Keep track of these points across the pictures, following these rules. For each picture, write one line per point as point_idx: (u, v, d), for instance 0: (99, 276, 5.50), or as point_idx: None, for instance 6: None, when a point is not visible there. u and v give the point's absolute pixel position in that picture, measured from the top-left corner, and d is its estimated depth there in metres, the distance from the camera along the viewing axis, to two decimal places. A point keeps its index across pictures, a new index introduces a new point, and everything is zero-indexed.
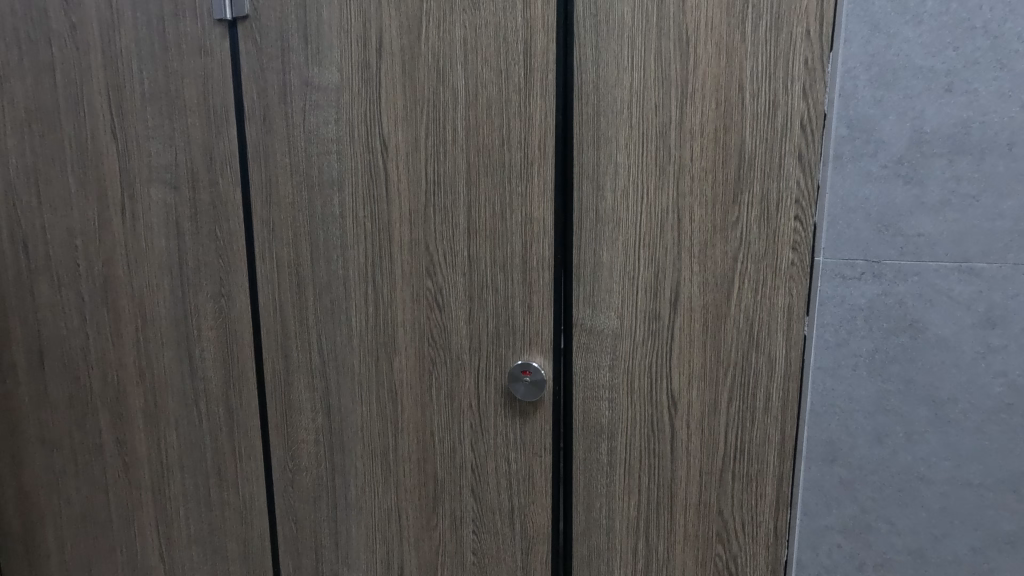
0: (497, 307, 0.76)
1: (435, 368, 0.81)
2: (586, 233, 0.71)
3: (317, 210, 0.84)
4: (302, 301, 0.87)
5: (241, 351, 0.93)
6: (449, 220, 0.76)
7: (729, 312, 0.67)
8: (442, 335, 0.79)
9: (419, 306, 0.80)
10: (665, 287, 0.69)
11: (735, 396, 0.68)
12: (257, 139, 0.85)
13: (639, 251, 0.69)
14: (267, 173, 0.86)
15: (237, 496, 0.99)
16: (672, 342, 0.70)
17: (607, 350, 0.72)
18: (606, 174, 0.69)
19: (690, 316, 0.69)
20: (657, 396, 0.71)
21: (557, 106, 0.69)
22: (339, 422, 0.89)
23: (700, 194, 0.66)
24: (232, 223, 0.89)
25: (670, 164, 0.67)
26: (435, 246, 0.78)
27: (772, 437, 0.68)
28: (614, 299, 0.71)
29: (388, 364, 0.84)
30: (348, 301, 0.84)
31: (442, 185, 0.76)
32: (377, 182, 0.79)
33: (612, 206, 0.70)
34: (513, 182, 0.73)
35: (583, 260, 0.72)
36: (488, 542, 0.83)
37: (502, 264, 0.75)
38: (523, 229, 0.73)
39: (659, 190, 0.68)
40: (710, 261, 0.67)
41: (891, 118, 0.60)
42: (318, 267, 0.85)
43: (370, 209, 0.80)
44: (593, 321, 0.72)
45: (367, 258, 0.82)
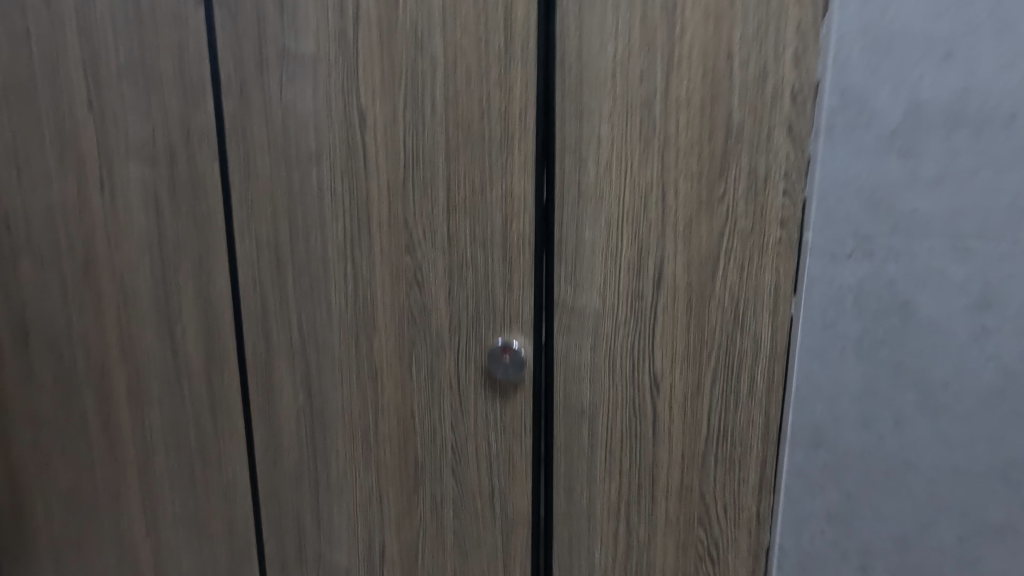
0: (477, 286, 0.74)
1: (415, 348, 0.79)
2: (568, 209, 0.69)
3: (295, 185, 0.81)
4: (281, 280, 0.85)
5: (222, 330, 0.92)
6: (429, 196, 0.74)
7: (713, 292, 0.65)
8: (422, 314, 0.78)
9: (398, 285, 0.78)
10: (649, 266, 0.67)
11: (719, 378, 0.66)
12: (234, 111, 0.83)
13: (622, 228, 0.67)
14: (245, 148, 0.83)
15: (221, 476, 0.98)
16: (655, 323, 0.68)
17: (588, 331, 0.70)
18: (588, 148, 0.67)
19: (674, 295, 0.66)
20: (639, 377, 0.69)
21: (539, 77, 0.67)
22: (320, 402, 0.88)
23: (685, 169, 0.64)
24: (210, 198, 0.87)
25: (654, 137, 0.64)
26: (414, 223, 0.76)
27: (756, 421, 0.65)
28: (596, 278, 0.69)
29: (368, 344, 0.82)
30: (327, 279, 0.83)
31: (421, 160, 0.74)
32: (356, 157, 0.77)
33: (595, 181, 0.67)
34: (493, 156, 0.70)
35: (564, 237, 0.69)
36: (469, 524, 0.82)
37: (482, 241, 0.73)
38: (503, 206, 0.71)
39: (643, 164, 0.65)
40: (695, 239, 0.64)
41: (886, 88, 0.58)
42: (297, 244, 0.83)
43: (349, 185, 0.78)
44: (575, 301, 0.70)
45: (346, 234, 0.80)
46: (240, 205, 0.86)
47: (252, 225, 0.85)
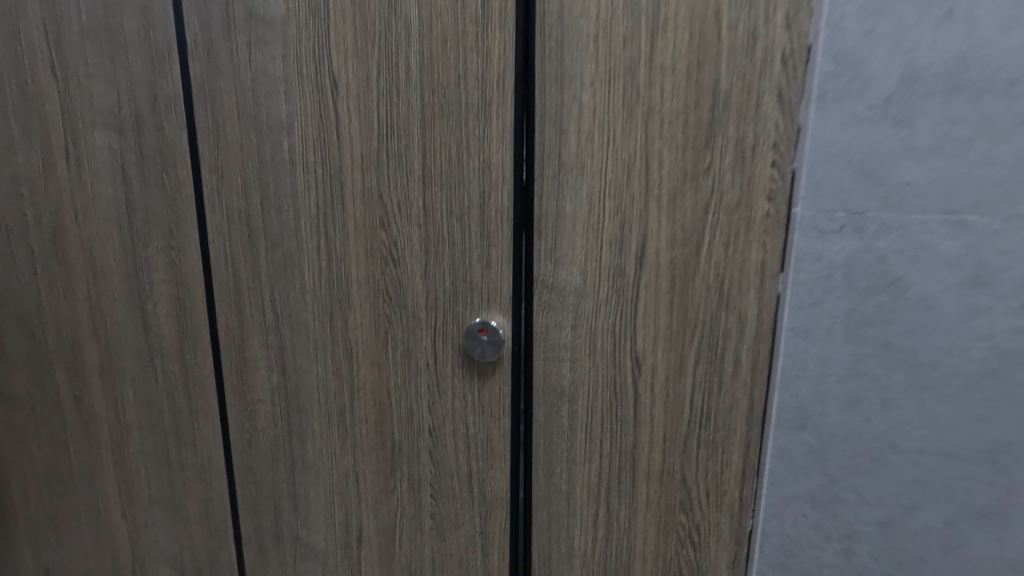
0: (454, 262, 0.71)
1: (392, 326, 0.76)
2: (548, 181, 0.66)
3: (267, 156, 0.78)
4: (254, 255, 0.82)
5: (194, 307, 0.89)
6: (404, 167, 0.71)
7: (698, 268, 0.62)
8: (398, 291, 0.75)
9: (373, 260, 0.75)
10: (631, 241, 0.64)
11: (702, 359, 0.64)
12: (202, 77, 0.79)
13: (604, 201, 0.64)
14: (214, 117, 0.80)
15: (197, 456, 0.96)
16: (637, 300, 0.65)
17: (568, 310, 0.68)
18: (569, 116, 0.63)
19: (657, 272, 0.63)
20: (621, 357, 0.67)
21: (518, 40, 0.63)
22: (295, 381, 0.85)
23: (670, 138, 0.60)
24: (179, 169, 0.84)
25: (638, 105, 0.61)
26: (389, 195, 0.72)
27: (741, 403, 0.63)
28: (576, 254, 0.66)
29: (343, 322, 0.79)
30: (300, 254, 0.80)
31: (395, 129, 0.70)
32: (328, 125, 0.74)
33: (576, 152, 0.64)
34: (470, 124, 0.67)
35: (544, 211, 0.66)
36: (447, 506, 0.80)
37: (459, 215, 0.70)
38: (480, 178, 0.68)
39: (627, 133, 0.62)
40: (680, 212, 0.61)
41: (880, 52, 0.54)
42: (269, 218, 0.80)
43: (322, 155, 0.75)
44: (555, 278, 0.67)
45: (319, 207, 0.77)
46: (210, 176, 0.82)
47: (223, 198, 0.82)
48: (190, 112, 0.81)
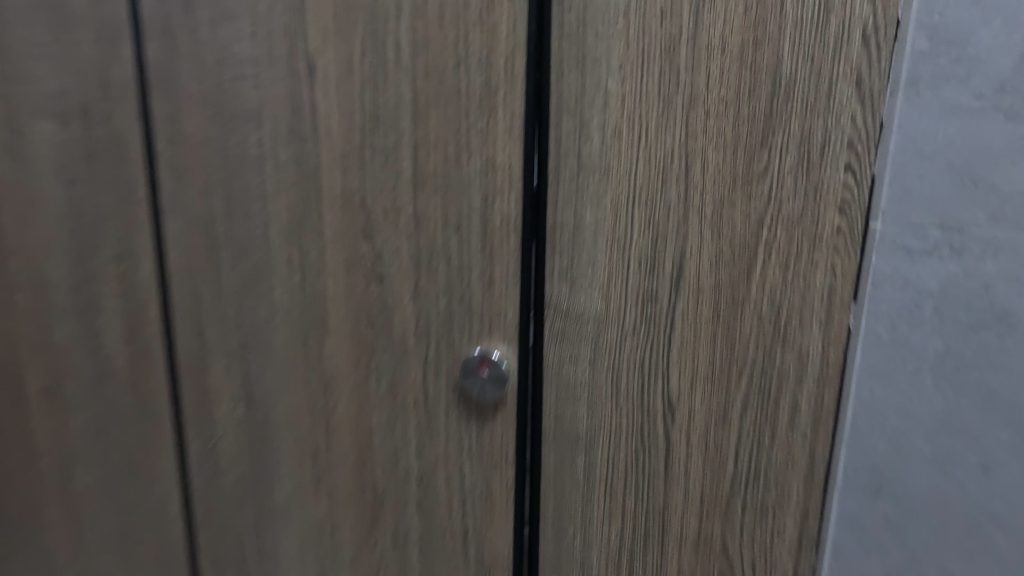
0: (450, 280, 0.60)
1: (375, 355, 0.65)
2: (565, 187, 0.54)
3: (231, 152, 0.66)
4: (216, 267, 0.71)
5: (149, 326, 0.77)
6: (392, 167, 0.59)
7: (748, 294, 0.51)
8: (383, 313, 0.63)
9: (354, 277, 0.64)
10: (666, 259, 0.52)
11: (751, 404, 0.52)
12: (158, 58, 0.67)
13: (633, 211, 0.53)
14: (170, 105, 0.68)
15: (151, 496, 0.83)
16: (671, 330, 0.54)
17: (586, 340, 0.56)
18: (591, 107, 0.52)
19: (697, 298, 0.52)
20: (651, 400, 0.56)
21: (529, 13, 0.52)
22: (263, 415, 0.73)
23: (717, 135, 0.49)
24: (132, 166, 0.72)
25: (677, 93, 0.49)
26: (373, 200, 0.61)
27: (798, 459, 0.53)
28: (598, 275, 0.55)
29: (318, 348, 0.68)
30: (270, 268, 0.68)
31: (382, 121, 0.59)
32: (303, 117, 0.62)
33: (599, 150, 0.53)
34: (471, 116, 0.56)
35: (559, 222, 0.55)
36: (437, 567, 0.68)
37: (455, 225, 0.58)
38: (483, 180, 0.56)
39: (662, 128, 0.51)
40: (727, 225, 0.50)
41: (992, 30, 0.52)
42: (234, 225, 0.68)
43: (295, 151, 0.63)
44: (571, 303, 0.56)
45: (292, 214, 0.65)
46: (166, 175, 0.70)
47: (181, 200, 0.70)
48: (144, 99, 0.69)
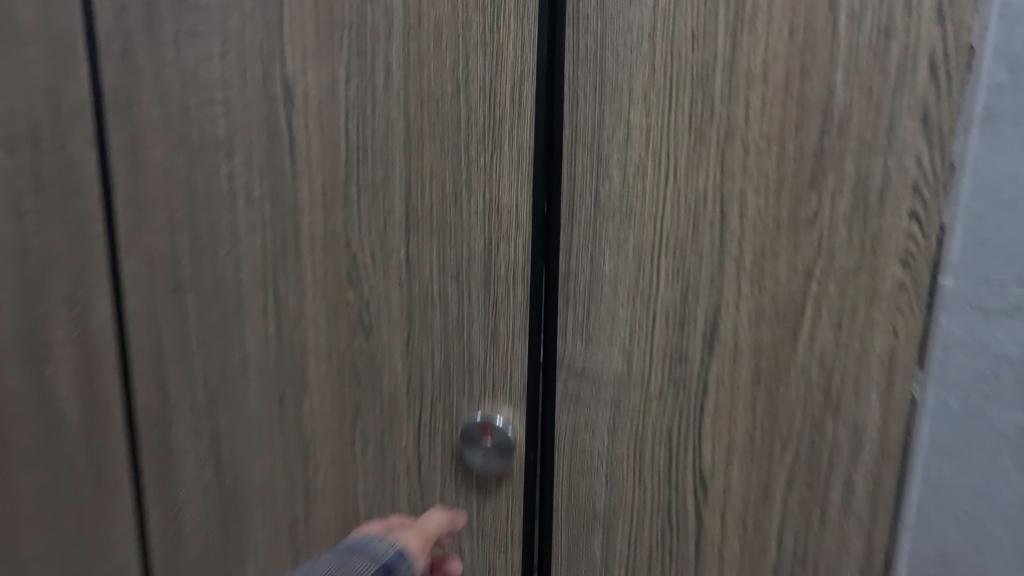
0: (447, 335, 0.52)
1: (361, 417, 0.57)
2: (581, 232, 0.48)
3: (198, 186, 0.59)
4: (180, 315, 0.62)
5: (108, 377, 0.68)
6: (382, 205, 0.52)
7: (793, 357, 0.44)
8: (370, 370, 0.56)
9: (337, 328, 0.56)
10: (697, 316, 0.46)
11: (796, 481, 0.46)
12: (117, 80, 0.59)
13: (658, 260, 0.46)
14: (130, 132, 0.60)
15: (107, 567, 0.74)
16: (703, 396, 0.47)
17: (604, 404, 0.50)
18: (612, 142, 0.46)
19: (733, 360, 0.46)
20: (679, 474, 0.49)
21: (540, 36, 0.46)
22: (233, 480, 0.65)
23: (757, 175, 0.43)
24: (86, 200, 0.64)
25: (711, 128, 0.43)
26: (359, 243, 0.54)
27: (852, 547, 0.45)
28: (618, 332, 0.48)
29: (296, 408, 0.60)
30: (241, 316, 0.60)
31: (369, 154, 0.52)
32: (280, 148, 0.55)
33: (620, 191, 0.46)
34: (473, 150, 0.49)
35: (573, 272, 0.49)
36: None
37: (454, 272, 0.51)
38: (485, 222, 0.49)
39: (693, 168, 0.44)
40: (770, 279, 0.44)
41: None
42: (201, 267, 0.61)
43: (271, 186, 0.56)
44: (587, 362, 0.50)
45: (266, 256, 0.57)
46: (125, 210, 0.62)
47: (141, 238, 0.62)
48: (100, 124, 0.61)
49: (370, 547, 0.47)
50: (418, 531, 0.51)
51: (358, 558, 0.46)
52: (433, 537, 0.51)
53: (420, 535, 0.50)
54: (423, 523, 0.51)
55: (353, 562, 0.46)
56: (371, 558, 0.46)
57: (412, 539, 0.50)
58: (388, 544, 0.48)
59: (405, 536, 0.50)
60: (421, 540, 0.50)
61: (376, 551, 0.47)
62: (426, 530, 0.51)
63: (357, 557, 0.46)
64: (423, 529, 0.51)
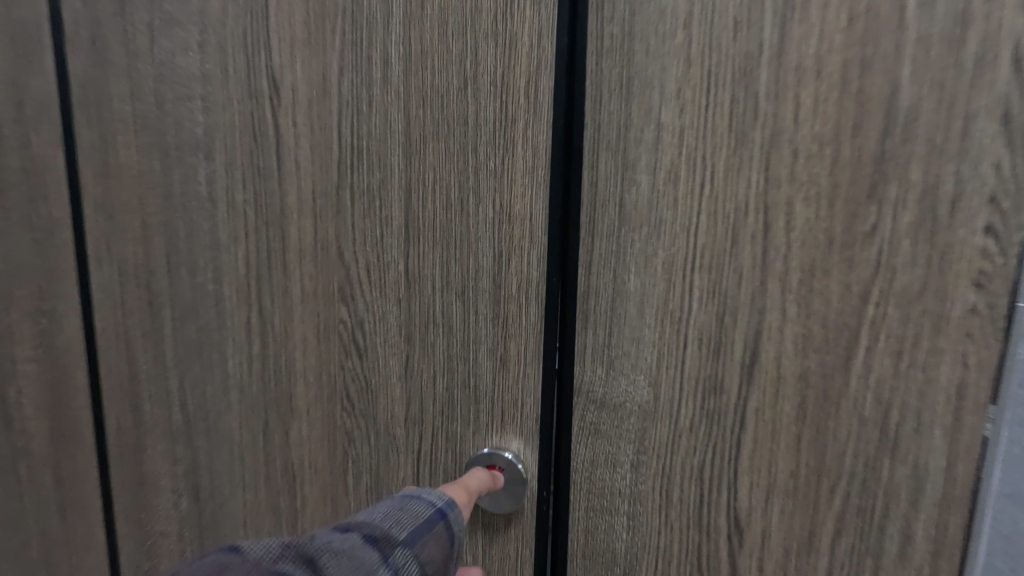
0: (451, 357, 0.47)
1: (355, 446, 0.51)
2: (602, 245, 0.43)
3: (176, 189, 0.53)
4: (157, 330, 0.57)
5: (76, 397, 0.62)
6: (379, 213, 0.47)
7: (845, 389, 0.39)
8: (365, 395, 0.50)
9: (329, 349, 0.50)
10: (733, 340, 0.41)
11: (845, 528, 0.40)
12: (87, 70, 0.53)
13: (691, 277, 0.41)
14: (100, 130, 0.54)
15: None
16: (740, 430, 0.42)
17: (626, 437, 0.45)
18: (639, 145, 0.41)
19: (775, 390, 0.41)
20: (710, 516, 0.44)
21: (560, 23, 0.41)
22: (214, 511, 0.59)
23: (806, 183, 0.37)
24: (52, 203, 0.57)
25: (754, 129, 0.38)
26: (354, 254, 0.48)
27: None
28: (643, 357, 0.43)
29: (283, 434, 0.54)
30: (223, 333, 0.54)
31: (365, 156, 0.46)
32: (265, 148, 0.49)
33: (648, 200, 0.41)
34: (482, 152, 0.43)
35: (593, 289, 0.43)
36: None
37: (459, 288, 0.46)
38: (495, 233, 0.44)
39: (732, 174, 0.39)
40: (819, 300, 0.38)
41: None
42: (178, 279, 0.55)
43: (255, 190, 0.50)
44: (608, 390, 0.44)
45: (250, 268, 0.52)
46: (95, 216, 0.56)
47: (113, 247, 0.57)
48: (66, 122, 0.55)
49: (422, 494, 0.41)
50: (459, 485, 0.44)
51: (414, 503, 0.40)
52: (477, 493, 0.44)
53: (464, 490, 0.43)
54: (465, 479, 0.45)
55: (410, 508, 0.39)
56: (428, 501, 0.40)
57: (456, 493, 0.43)
58: (436, 494, 0.41)
59: (448, 489, 0.43)
60: (465, 494, 0.43)
61: (428, 498, 0.41)
62: (469, 484, 0.44)
63: (413, 501, 0.40)
64: (466, 483, 0.44)
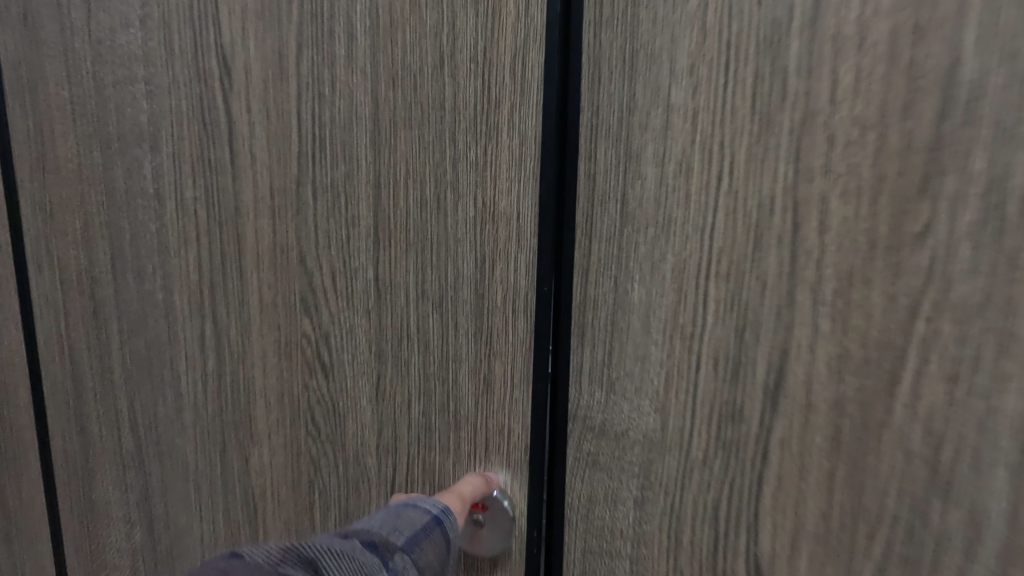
0: (427, 376, 0.41)
1: (321, 476, 0.45)
2: (601, 249, 0.37)
3: (118, 185, 0.47)
4: (103, 343, 0.50)
5: (16, 417, 0.55)
6: (343, 212, 0.41)
7: (888, 420, 0.32)
8: (332, 418, 0.44)
9: (291, 366, 0.44)
10: (755, 361, 0.35)
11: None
12: (17, 51, 0.47)
13: (705, 287, 0.35)
14: (38, 118, 0.48)
15: None
16: (762, 464, 0.36)
17: (629, 470, 0.39)
18: (644, 132, 0.35)
19: (804, 420, 0.34)
20: (727, 563, 0.38)
21: None
22: (169, 545, 0.53)
23: (845, 175, 0.31)
24: None
25: (781, 111, 0.32)
26: (318, 259, 0.42)
27: None
28: (648, 379, 0.37)
29: (242, 461, 0.48)
30: (174, 347, 0.48)
31: (329, 146, 0.40)
32: (216, 137, 0.43)
33: (654, 196, 0.35)
34: (462, 142, 0.37)
35: (591, 301, 0.38)
36: None
37: (436, 299, 0.40)
38: (478, 235, 0.38)
39: (754, 165, 0.33)
40: (859, 314, 0.32)
41: None
42: (124, 285, 0.48)
43: (206, 186, 0.44)
44: (608, 415, 0.39)
45: (202, 274, 0.46)
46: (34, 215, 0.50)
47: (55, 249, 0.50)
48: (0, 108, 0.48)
49: (418, 501, 0.40)
50: (453, 491, 0.41)
51: (410, 511, 0.39)
52: (472, 500, 0.40)
53: (457, 496, 0.40)
54: (458, 485, 0.41)
55: (405, 516, 0.38)
56: (423, 508, 0.39)
57: (449, 500, 0.40)
58: (431, 502, 0.40)
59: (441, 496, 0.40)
60: (460, 501, 0.40)
61: (425, 504, 0.39)
62: (463, 490, 0.40)
63: (409, 508, 0.39)
64: (460, 489, 0.41)
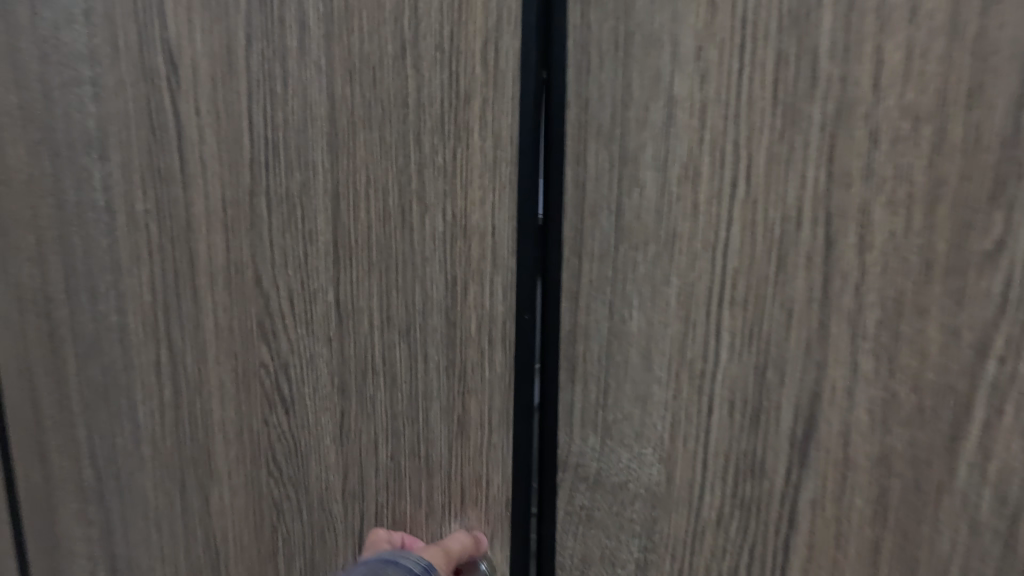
0: (398, 413, 0.36)
1: (283, 521, 0.40)
2: (593, 269, 0.31)
3: (68, 197, 0.42)
4: (59, 370, 0.46)
5: None
6: (299, 226, 0.36)
7: (949, 481, 0.26)
8: (293, 458, 0.39)
9: (247, 398, 0.40)
10: (779, 405, 0.29)
11: None
12: None
13: (718, 314, 0.29)
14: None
15: None
16: (788, 530, 0.30)
17: (629, 529, 0.33)
18: (641, 128, 0.29)
19: (841, 480, 0.28)
20: None
21: None
22: None
23: (892, 180, 0.25)
24: None
25: (810, 101, 0.26)
26: (272, 280, 0.37)
27: None
28: (651, 424, 0.31)
29: (202, 501, 0.43)
30: (129, 375, 0.44)
31: (284, 151, 0.35)
32: (166, 143, 0.38)
33: (655, 206, 0.29)
34: (428, 146, 0.32)
35: (581, 330, 0.32)
36: None
37: (404, 325, 0.35)
38: (447, 253, 0.33)
39: (776, 168, 0.27)
40: (910, 351, 0.26)
41: None
42: (77, 306, 0.44)
43: (157, 199, 0.40)
44: (602, 464, 0.33)
45: (155, 295, 0.41)
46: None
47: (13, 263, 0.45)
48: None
49: (400, 555, 0.35)
50: (438, 545, 0.36)
51: (389, 568, 0.34)
52: (458, 560, 0.35)
53: (442, 552, 0.35)
54: (445, 539, 0.36)
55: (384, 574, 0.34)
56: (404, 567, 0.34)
57: (433, 556, 0.35)
58: (414, 558, 0.34)
59: (425, 551, 0.35)
60: (444, 559, 0.35)
61: (406, 561, 0.34)
62: (450, 546, 0.36)
63: (390, 564, 0.34)
64: (446, 545, 0.36)
